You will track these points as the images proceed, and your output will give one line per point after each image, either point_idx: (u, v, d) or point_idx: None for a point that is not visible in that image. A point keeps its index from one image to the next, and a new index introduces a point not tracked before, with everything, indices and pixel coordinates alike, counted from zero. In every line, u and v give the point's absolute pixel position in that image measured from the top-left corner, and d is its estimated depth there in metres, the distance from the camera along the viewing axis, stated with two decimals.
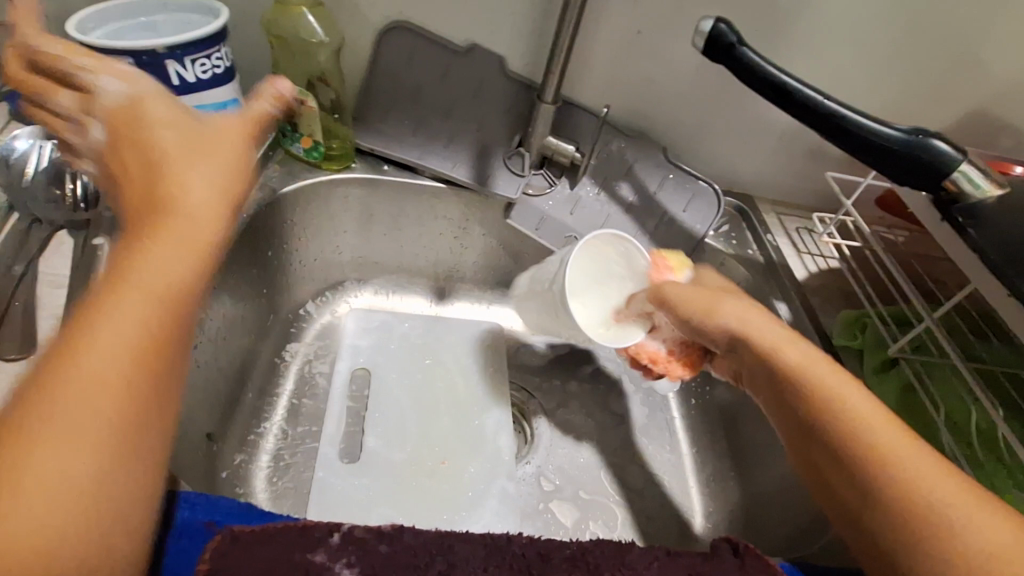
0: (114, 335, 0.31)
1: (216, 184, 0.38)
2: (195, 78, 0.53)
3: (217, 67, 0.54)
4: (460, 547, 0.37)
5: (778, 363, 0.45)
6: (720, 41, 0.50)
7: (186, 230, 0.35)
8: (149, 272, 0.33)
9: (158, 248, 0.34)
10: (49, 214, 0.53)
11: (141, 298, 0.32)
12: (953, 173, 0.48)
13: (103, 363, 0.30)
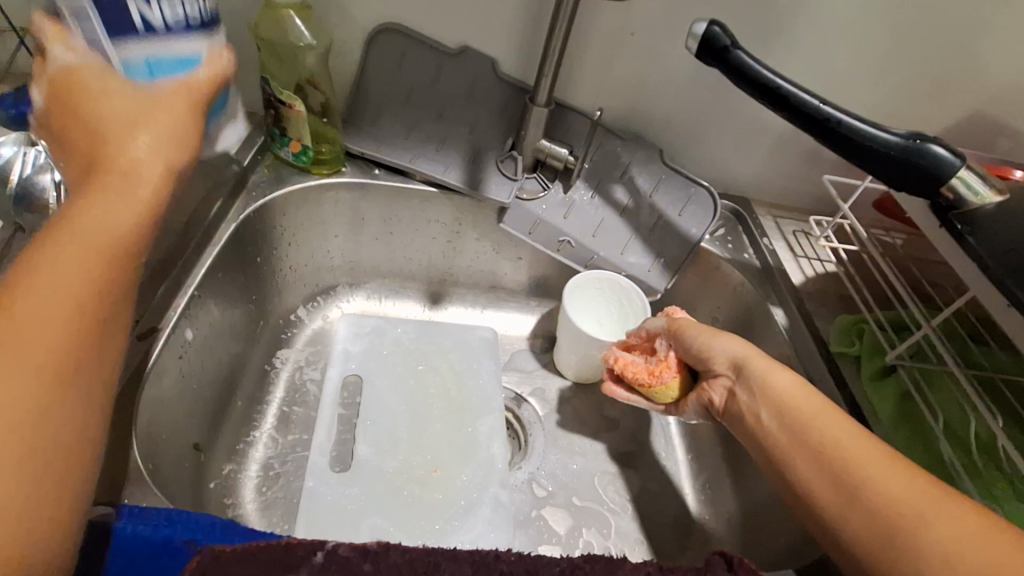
0: (54, 287, 0.35)
1: (161, 157, 0.42)
2: (163, 23, 0.42)
3: (192, 14, 0.44)
4: (447, 565, 0.36)
5: (769, 389, 0.49)
6: (714, 45, 0.49)
7: (125, 191, 0.40)
8: (87, 231, 0.38)
9: (92, 215, 0.38)
10: (32, 223, 0.52)
11: (73, 253, 0.37)
12: (951, 180, 0.47)
13: (41, 312, 0.34)
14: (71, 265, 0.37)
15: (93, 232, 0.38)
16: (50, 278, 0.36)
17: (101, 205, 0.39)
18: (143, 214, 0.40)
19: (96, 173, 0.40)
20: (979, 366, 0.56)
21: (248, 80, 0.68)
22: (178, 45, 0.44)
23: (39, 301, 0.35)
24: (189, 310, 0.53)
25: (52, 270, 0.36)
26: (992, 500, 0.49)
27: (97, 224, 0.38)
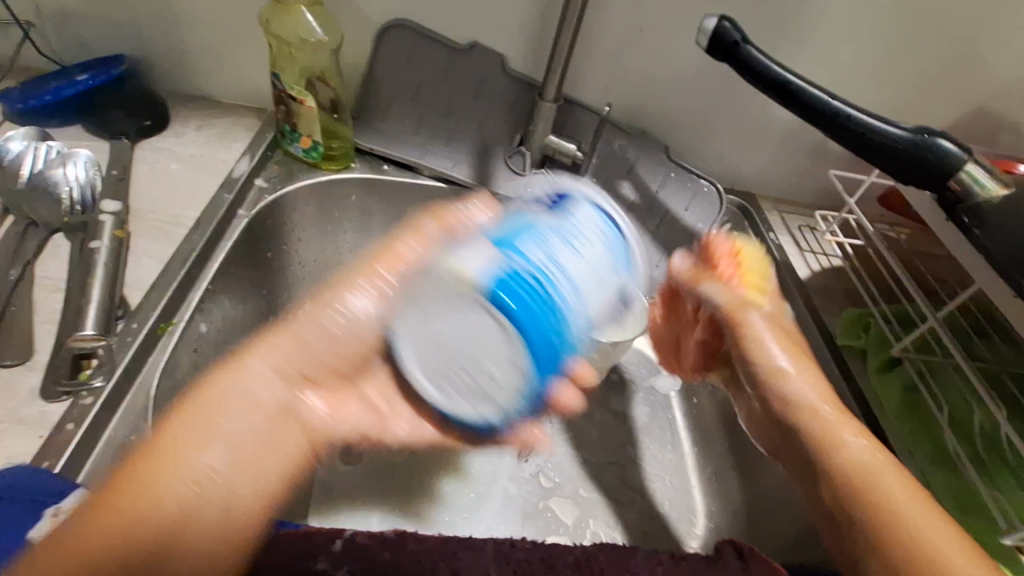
0: (188, 440, 0.39)
1: (354, 330, 0.47)
2: (524, 203, 0.50)
3: (541, 199, 0.50)
4: (465, 554, 0.37)
5: (812, 424, 0.48)
6: (724, 40, 0.50)
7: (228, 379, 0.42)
8: (229, 393, 0.41)
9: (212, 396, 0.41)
10: (49, 215, 0.52)
11: (225, 412, 0.40)
12: (959, 173, 0.47)
13: (190, 450, 0.38)
14: (216, 416, 0.40)
15: (242, 390, 0.42)
16: (175, 450, 0.38)
17: (258, 379, 0.43)
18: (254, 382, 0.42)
19: (299, 318, 0.47)
20: (984, 359, 0.57)
21: (257, 75, 0.68)
22: (536, 216, 0.48)
23: (179, 449, 0.38)
24: (202, 304, 0.53)
25: (174, 440, 0.38)
26: (997, 490, 0.50)
27: (243, 388, 0.42)
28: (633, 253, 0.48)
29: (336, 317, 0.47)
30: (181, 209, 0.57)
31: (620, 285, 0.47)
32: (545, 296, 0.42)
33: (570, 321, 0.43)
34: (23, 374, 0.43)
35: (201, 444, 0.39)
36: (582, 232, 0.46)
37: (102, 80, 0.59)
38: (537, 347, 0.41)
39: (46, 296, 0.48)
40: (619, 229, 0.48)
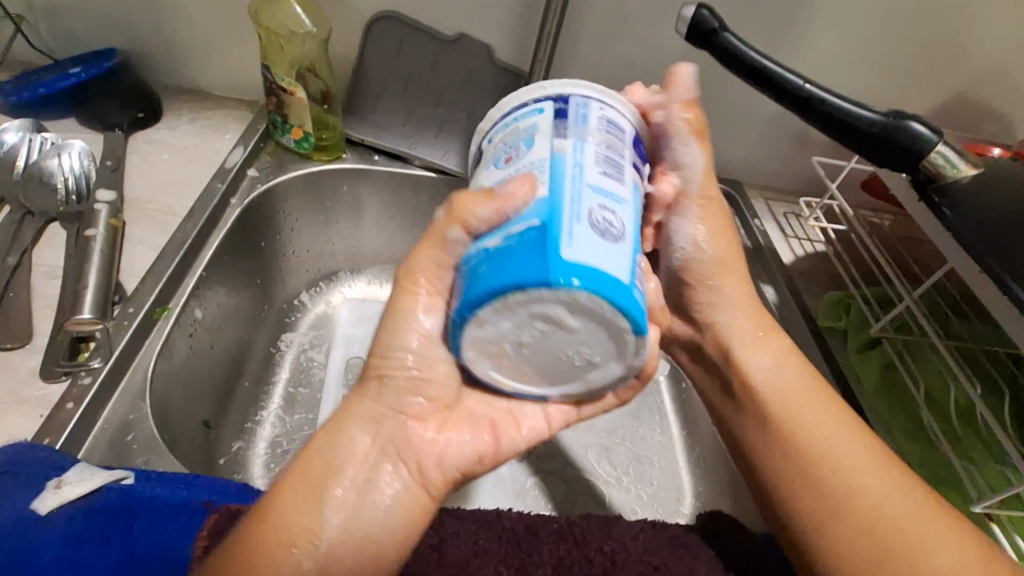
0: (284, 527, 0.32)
1: (434, 355, 0.35)
2: (486, 137, 0.36)
3: (501, 124, 0.35)
4: (451, 521, 0.39)
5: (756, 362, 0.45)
6: (703, 27, 0.51)
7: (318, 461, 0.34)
8: (325, 462, 0.34)
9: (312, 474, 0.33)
10: (44, 205, 0.53)
11: (327, 468, 0.33)
12: (929, 154, 0.49)
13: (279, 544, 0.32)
14: (330, 472, 0.33)
15: (339, 452, 0.34)
16: (283, 529, 0.32)
17: (359, 425, 0.34)
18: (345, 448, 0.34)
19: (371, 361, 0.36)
20: (961, 337, 0.58)
21: (248, 68, 0.69)
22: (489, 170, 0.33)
23: (289, 523, 0.32)
24: (198, 290, 0.54)
25: (288, 501, 0.33)
26: (970, 462, 0.50)
27: (329, 452, 0.34)
28: (552, 108, 0.33)
29: (401, 355, 0.35)
30: (176, 200, 0.59)
31: (554, 136, 0.31)
32: (582, 233, 0.27)
33: (573, 231, 0.27)
34: (23, 357, 0.44)
35: (318, 498, 0.33)
36: (493, 179, 0.32)
37: (94, 73, 0.60)
38: (607, 296, 0.26)
39: (44, 283, 0.49)
40: (521, 133, 0.33)
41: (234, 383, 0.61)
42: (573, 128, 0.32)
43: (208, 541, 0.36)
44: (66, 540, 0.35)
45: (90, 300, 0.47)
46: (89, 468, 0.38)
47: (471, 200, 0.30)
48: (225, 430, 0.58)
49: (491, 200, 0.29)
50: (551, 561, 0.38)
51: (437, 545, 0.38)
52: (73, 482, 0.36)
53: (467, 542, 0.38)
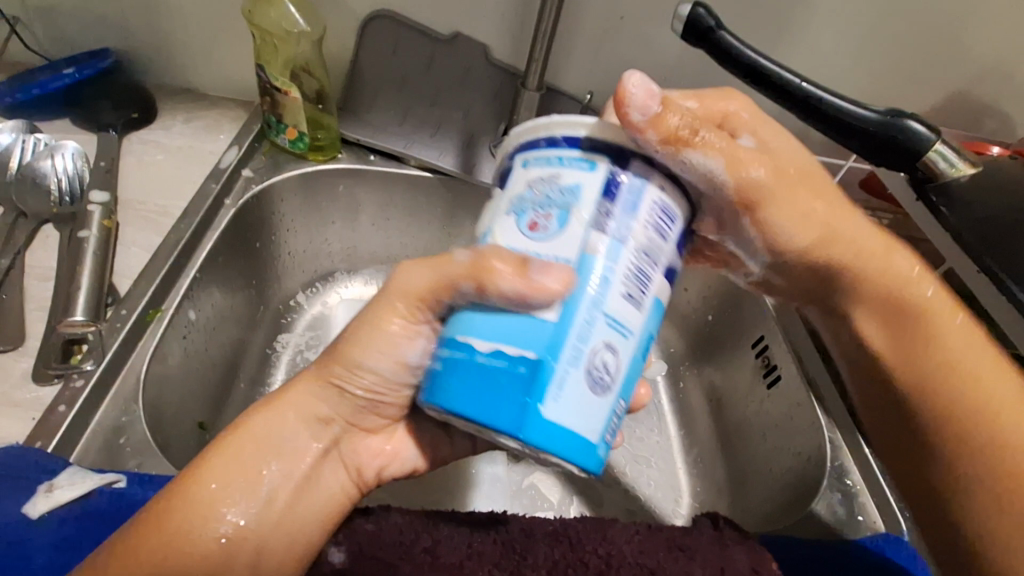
0: (209, 500, 0.33)
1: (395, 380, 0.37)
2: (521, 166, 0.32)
3: (546, 166, 0.31)
4: (444, 525, 0.38)
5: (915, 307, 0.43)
6: (699, 26, 0.50)
7: (261, 439, 0.35)
8: (261, 440, 0.35)
9: (249, 449, 0.35)
10: (37, 207, 0.53)
11: (260, 456, 0.35)
12: (928, 153, 0.48)
13: (195, 519, 0.32)
14: (262, 462, 0.34)
15: (270, 443, 0.35)
16: (205, 502, 0.33)
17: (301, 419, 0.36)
18: (286, 432, 0.36)
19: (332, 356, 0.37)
20: None
21: (243, 68, 0.69)
22: (514, 226, 0.31)
23: (211, 508, 0.33)
24: (192, 292, 0.54)
25: (214, 483, 0.33)
26: None
27: (259, 440, 0.35)
28: (606, 171, 0.30)
29: (363, 370, 0.36)
30: (170, 201, 0.59)
31: (593, 224, 0.29)
32: (562, 387, 0.28)
33: (564, 376, 0.28)
34: (15, 360, 0.44)
35: (242, 487, 0.34)
36: (515, 236, 0.31)
37: (88, 73, 0.61)
38: (565, 451, 0.28)
39: (37, 285, 0.49)
40: (562, 190, 0.30)
41: (229, 385, 0.60)
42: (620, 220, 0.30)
43: None
44: (59, 544, 0.35)
45: (83, 302, 0.47)
46: (81, 471, 0.38)
47: (482, 272, 0.30)
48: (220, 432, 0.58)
49: (517, 277, 0.28)
50: (546, 564, 0.37)
51: (431, 547, 0.37)
52: (65, 485, 0.36)
53: (462, 544, 0.37)
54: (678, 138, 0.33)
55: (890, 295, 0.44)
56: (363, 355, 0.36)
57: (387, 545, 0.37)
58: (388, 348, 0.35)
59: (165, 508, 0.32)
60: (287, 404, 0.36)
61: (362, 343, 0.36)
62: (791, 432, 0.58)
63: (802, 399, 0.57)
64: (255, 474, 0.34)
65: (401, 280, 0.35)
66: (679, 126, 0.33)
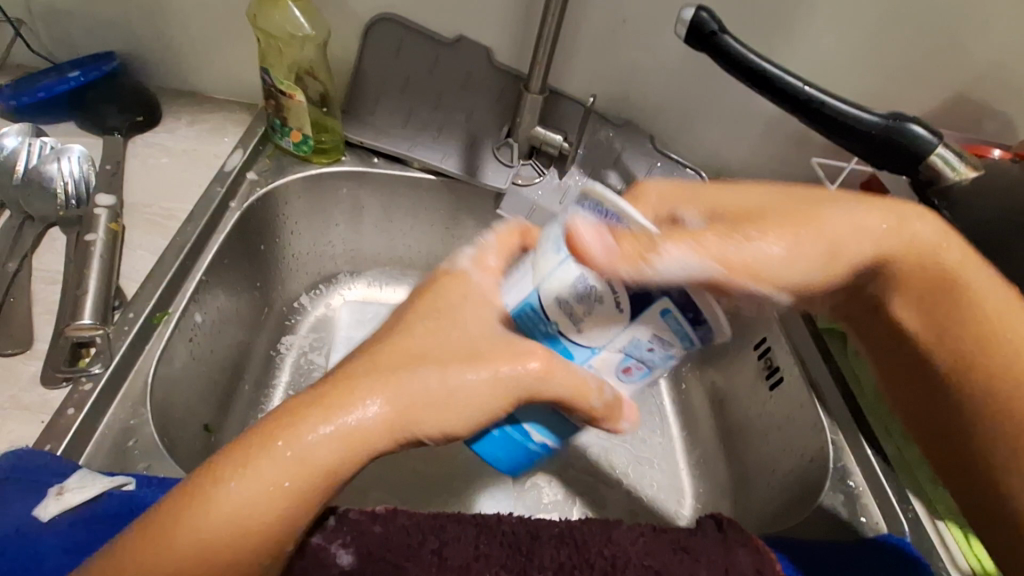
0: (236, 510, 0.32)
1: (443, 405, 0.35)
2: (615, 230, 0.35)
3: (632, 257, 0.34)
4: (451, 526, 0.39)
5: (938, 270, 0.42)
6: (702, 30, 0.51)
7: (297, 452, 0.33)
8: (296, 450, 0.33)
9: (285, 459, 0.33)
10: (44, 210, 0.53)
11: (293, 466, 0.33)
12: (930, 157, 0.48)
13: (220, 528, 0.31)
14: (293, 490, 0.33)
15: (305, 468, 0.33)
16: (229, 511, 0.31)
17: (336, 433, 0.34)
18: (325, 448, 0.33)
19: (386, 367, 0.36)
20: None
21: (246, 71, 0.69)
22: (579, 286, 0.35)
23: (231, 531, 0.31)
24: (198, 295, 0.54)
25: (237, 505, 0.32)
26: None
27: (295, 464, 0.33)
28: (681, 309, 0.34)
29: (415, 391, 0.35)
30: (176, 204, 0.59)
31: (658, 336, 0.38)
32: (536, 446, 0.40)
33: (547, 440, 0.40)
34: (24, 363, 0.44)
35: (260, 514, 0.32)
36: (579, 297, 0.35)
37: (93, 77, 0.61)
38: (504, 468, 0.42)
39: (44, 289, 0.49)
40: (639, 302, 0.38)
41: (235, 386, 0.61)
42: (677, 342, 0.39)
43: None
44: (70, 547, 0.35)
45: (90, 305, 0.47)
46: (90, 474, 0.38)
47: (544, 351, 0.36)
48: (225, 434, 0.58)
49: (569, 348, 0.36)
50: (552, 566, 0.37)
51: (438, 549, 0.37)
52: (75, 488, 0.37)
53: (469, 546, 0.38)
54: (643, 251, 0.34)
55: (919, 271, 0.42)
56: (422, 379, 0.35)
57: (394, 546, 0.37)
58: (447, 377, 0.36)
59: (187, 514, 0.31)
60: (327, 414, 0.34)
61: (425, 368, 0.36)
62: (793, 433, 0.58)
63: (803, 400, 0.58)
64: (288, 487, 0.33)
65: (468, 320, 0.38)
66: (640, 246, 0.34)
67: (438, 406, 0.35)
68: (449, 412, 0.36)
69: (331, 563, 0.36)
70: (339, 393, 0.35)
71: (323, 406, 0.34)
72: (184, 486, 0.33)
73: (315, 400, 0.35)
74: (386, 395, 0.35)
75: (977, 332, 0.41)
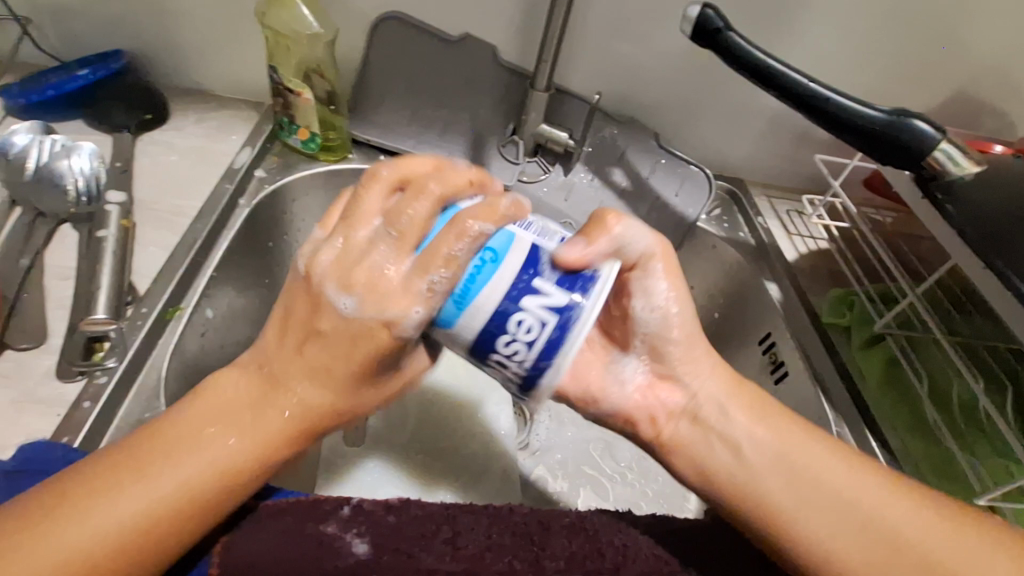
0: (122, 515, 0.31)
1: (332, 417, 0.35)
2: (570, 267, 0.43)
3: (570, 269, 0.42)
4: (464, 517, 0.39)
5: (801, 462, 0.39)
6: (708, 27, 0.52)
7: (195, 450, 0.33)
8: (195, 459, 0.32)
9: (183, 448, 0.33)
10: (55, 207, 0.53)
11: (185, 457, 0.32)
12: (932, 152, 0.49)
13: (99, 530, 0.30)
14: (209, 482, 0.33)
15: (223, 461, 0.33)
16: (121, 505, 0.31)
17: (236, 435, 0.33)
18: (232, 454, 0.33)
19: (299, 366, 0.34)
20: (962, 333, 0.58)
21: (254, 69, 0.69)
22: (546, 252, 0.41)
23: (147, 522, 0.31)
24: (208, 290, 0.54)
25: (103, 521, 0.30)
26: (973, 455, 0.50)
27: (210, 459, 0.33)
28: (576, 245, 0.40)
29: (306, 396, 0.34)
30: (186, 201, 0.60)
31: (517, 338, 0.34)
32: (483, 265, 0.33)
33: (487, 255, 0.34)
34: (38, 357, 0.45)
35: (172, 497, 0.32)
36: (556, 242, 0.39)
37: (102, 74, 0.61)
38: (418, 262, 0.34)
39: (57, 284, 0.50)
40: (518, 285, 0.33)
41: None
42: (550, 286, 0.34)
43: (226, 540, 0.35)
44: None
45: (103, 300, 0.47)
46: None
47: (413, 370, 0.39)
48: None
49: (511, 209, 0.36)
50: (563, 555, 0.38)
51: (451, 539, 0.38)
52: None
53: (482, 537, 0.38)
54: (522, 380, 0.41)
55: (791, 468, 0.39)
56: (324, 392, 0.34)
57: (407, 536, 0.37)
58: (345, 396, 0.35)
59: (101, 488, 0.31)
60: (236, 416, 0.34)
61: (330, 390, 0.34)
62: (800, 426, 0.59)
63: (809, 394, 0.59)
64: (181, 488, 0.32)
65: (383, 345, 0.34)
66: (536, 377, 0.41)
67: (334, 415, 0.35)
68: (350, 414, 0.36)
69: (346, 551, 0.36)
70: (264, 391, 0.34)
71: (228, 400, 0.34)
72: (97, 458, 0.32)
73: (235, 397, 0.34)
74: (295, 413, 0.34)
75: (870, 527, 0.37)
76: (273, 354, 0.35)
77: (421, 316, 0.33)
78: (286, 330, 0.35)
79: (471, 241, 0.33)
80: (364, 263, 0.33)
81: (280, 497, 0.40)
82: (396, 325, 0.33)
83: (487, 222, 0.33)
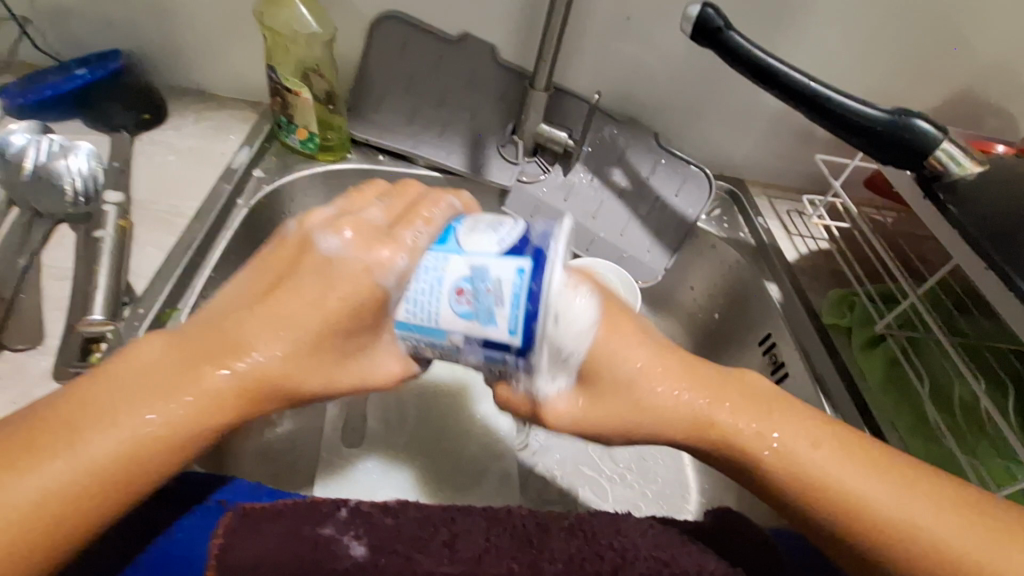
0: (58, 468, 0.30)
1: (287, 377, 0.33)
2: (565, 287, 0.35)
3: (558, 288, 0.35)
4: (462, 519, 0.39)
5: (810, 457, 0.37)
6: (708, 26, 0.51)
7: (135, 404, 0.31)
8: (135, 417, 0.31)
9: (124, 402, 0.31)
10: (52, 207, 0.52)
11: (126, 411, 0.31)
12: (934, 152, 0.49)
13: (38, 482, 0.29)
14: (154, 440, 0.31)
15: (163, 421, 0.31)
16: (61, 455, 0.30)
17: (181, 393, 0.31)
18: (173, 409, 0.31)
19: (258, 315, 0.33)
20: (964, 334, 0.58)
21: (253, 69, 0.69)
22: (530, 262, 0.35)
23: (86, 478, 0.30)
24: (206, 291, 0.54)
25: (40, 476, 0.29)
26: (975, 457, 0.50)
27: (160, 412, 0.31)
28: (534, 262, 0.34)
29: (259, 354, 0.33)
30: (185, 202, 0.59)
31: (464, 334, 0.33)
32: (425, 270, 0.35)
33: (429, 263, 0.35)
34: (35, 359, 0.45)
35: (110, 455, 0.30)
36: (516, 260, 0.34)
37: (99, 74, 0.60)
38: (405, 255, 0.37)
39: (55, 285, 0.50)
40: (451, 302, 0.33)
41: None
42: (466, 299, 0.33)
43: (224, 542, 0.35)
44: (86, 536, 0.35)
45: (101, 300, 0.47)
46: None
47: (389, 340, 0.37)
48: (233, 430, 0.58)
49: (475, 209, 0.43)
50: (561, 557, 0.37)
51: (449, 541, 0.37)
52: None
53: (479, 539, 0.38)
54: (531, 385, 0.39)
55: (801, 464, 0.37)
56: (279, 345, 0.33)
57: (403, 538, 0.37)
58: (303, 348, 0.33)
59: (56, 436, 0.30)
60: (181, 373, 0.32)
61: (287, 343, 0.33)
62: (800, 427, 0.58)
63: (809, 395, 0.59)
64: (116, 441, 0.30)
65: (349, 290, 0.34)
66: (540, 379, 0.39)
67: (288, 374, 0.33)
68: (310, 377, 0.34)
69: (343, 554, 0.35)
70: (215, 346, 0.33)
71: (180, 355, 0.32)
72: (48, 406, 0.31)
73: (184, 351, 0.33)
74: (246, 369, 0.33)
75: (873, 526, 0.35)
76: (236, 306, 0.35)
77: (402, 263, 0.34)
78: (259, 281, 0.36)
79: (447, 208, 0.38)
80: (353, 216, 0.37)
81: (278, 500, 0.40)
82: (377, 269, 0.34)
83: (461, 198, 0.40)
